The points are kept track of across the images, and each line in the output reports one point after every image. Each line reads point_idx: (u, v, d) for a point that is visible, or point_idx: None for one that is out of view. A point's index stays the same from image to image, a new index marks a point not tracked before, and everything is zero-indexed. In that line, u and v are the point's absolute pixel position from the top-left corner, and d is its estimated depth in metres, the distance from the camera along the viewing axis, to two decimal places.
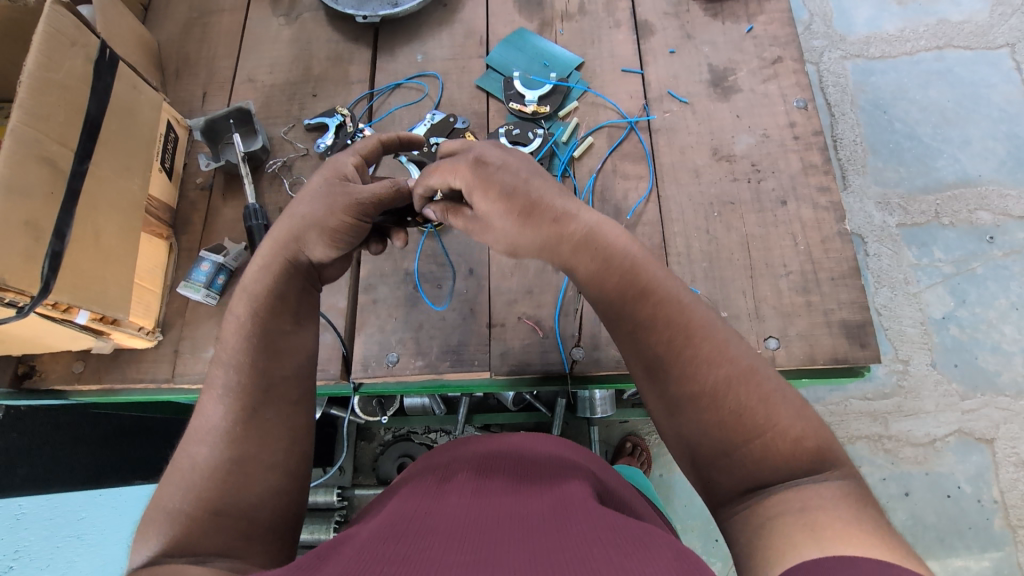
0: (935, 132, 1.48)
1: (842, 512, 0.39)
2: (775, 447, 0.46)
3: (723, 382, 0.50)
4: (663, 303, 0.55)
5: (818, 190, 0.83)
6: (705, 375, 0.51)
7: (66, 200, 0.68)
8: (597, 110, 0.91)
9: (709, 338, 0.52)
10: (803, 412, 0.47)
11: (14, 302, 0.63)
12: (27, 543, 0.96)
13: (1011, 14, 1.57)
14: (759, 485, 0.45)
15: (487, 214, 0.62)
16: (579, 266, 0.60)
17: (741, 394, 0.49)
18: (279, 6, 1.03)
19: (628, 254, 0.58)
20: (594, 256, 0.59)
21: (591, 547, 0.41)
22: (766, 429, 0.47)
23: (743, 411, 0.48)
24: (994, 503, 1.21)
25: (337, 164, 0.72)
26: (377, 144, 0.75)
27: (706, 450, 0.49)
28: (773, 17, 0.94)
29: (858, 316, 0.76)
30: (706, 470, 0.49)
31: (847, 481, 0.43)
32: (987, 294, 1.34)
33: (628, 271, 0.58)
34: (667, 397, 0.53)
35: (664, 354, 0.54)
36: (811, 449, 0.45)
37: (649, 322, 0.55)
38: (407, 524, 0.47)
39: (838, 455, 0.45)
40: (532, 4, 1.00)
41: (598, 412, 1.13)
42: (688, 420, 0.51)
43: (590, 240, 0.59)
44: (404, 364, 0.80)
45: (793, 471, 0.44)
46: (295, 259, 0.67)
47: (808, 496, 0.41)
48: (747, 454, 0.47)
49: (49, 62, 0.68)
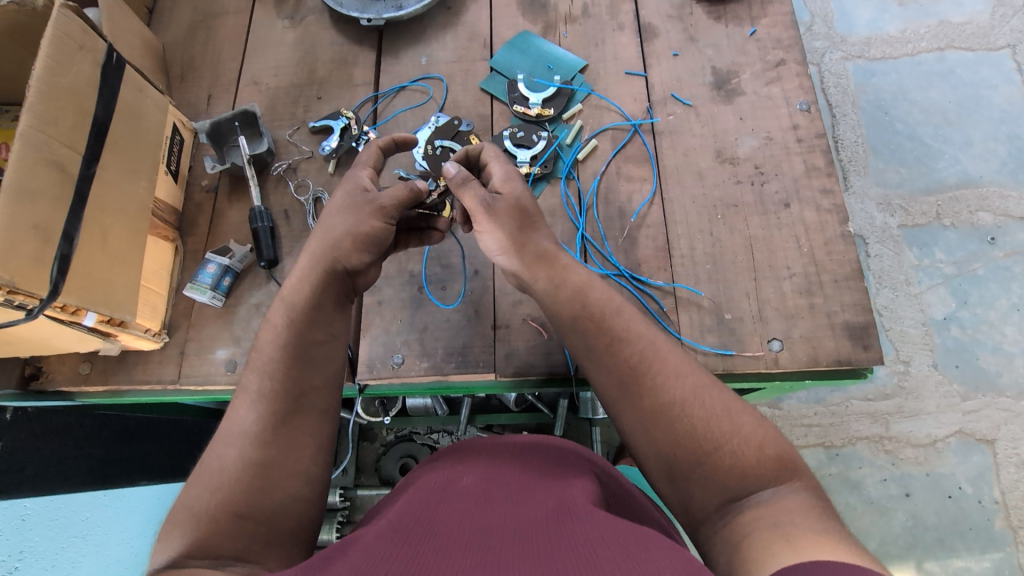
0: (936, 134, 1.49)
1: (811, 523, 0.44)
2: (742, 455, 0.51)
3: (690, 393, 0.56)
4: (634, 321, 0.63)
5: (821, 192, 0.84)
6: (674, 386, 0.56)
7: (74, 203, 0.69)
8: (600, 112, 0.92)
9: (671, 355, 0.59)
10: (763, 423, 0.53)
11: (24, 304, 0.64)
12: (31, 544, 0.90)
13: (1012, 15, 1.57)
14: (733, 496, 0.50)
15: (511, 197, 0.71)
16: (560, 288, 0.67)
17: (706, 403, 0.55)
18: (283, 9, 1.03)
19: (603, 288, 0.66)
20: (571, 282, 0.67)
21: (593, 549, 0.41)
22: (732, 437, 0.52)
23: (711, 419, 0.53)
24: (995, 504, 1.22)
25: (351, 177, 0.74)
26: (378, 151, 0.77)
27: (683, 459, 0.53)
28: (777, 19, 0.95)
29: (861, 318, 0.77)
30: (681, 481, 0.53)
31: (810, 494, 0.48)
32: (988, 295, 1.34)
33: (602, 298, 0.65)
34: (640, 407, 0.57)
35: (638, 366, 0.59)
36: (774, 455, 0.51)
37: (623, 338, 0.62)
38: (413, 529, 0.46)
39: (797, 465, 0.51)
40: (536, 7, 1.00)
41: (600, 412, 1.14)
42: (660, 432, 0.55)
43: (572, 267, 0.68)
44: (410, 365, 0.80)
45: (760, 476, 0.49)
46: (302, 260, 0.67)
47: (780, 509, 0.46)
48: (718, 460, 0.51)
49: (57, 66, 0.68)
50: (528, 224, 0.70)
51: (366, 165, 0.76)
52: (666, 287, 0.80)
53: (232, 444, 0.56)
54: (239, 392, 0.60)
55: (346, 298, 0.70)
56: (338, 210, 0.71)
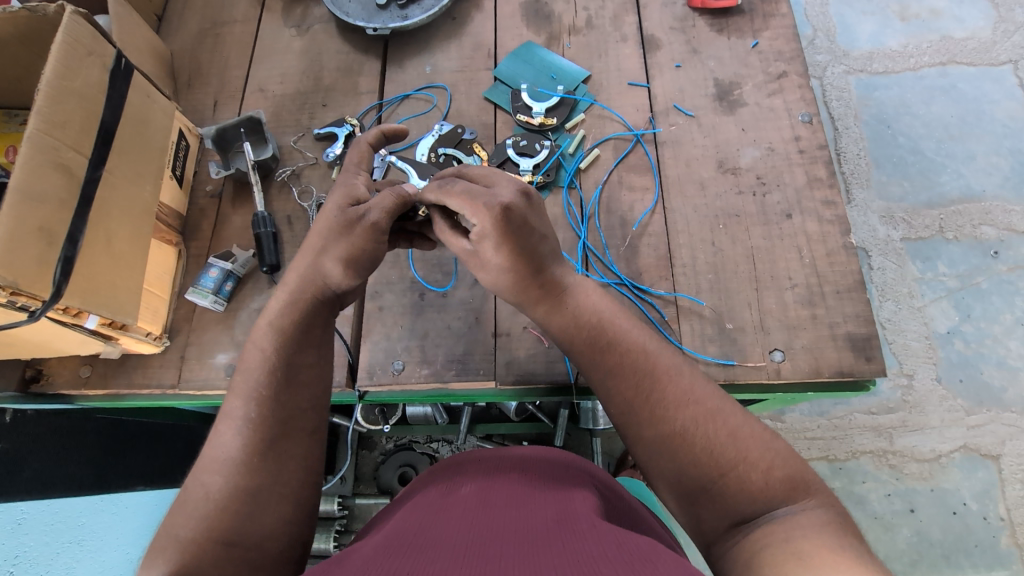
0: (939, 147, 1.49)
1: (824, 539, 0.42)
2: (749, 480, 0.50)
3: (690, 422, 0.54)
4: (631, 350, 0.61)
5: (824, 203, 0.84)
6: (675, 416, 0.55)
7: (79, 206, 0.69)
8: (603, 122, 0.92)
9: (673, 381, 0.57)
10: (771, 444, 0.52)
11: (26, 306, 0.64)
12: (27, 548, 0.90)
13: (1014, 31, 1.58)
14: (741, 518, 0.48)
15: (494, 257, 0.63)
16: (553, 324, 0.65)
17: (709, 431, 0.53)
18: (290, 17, 1.04)
19: (597, 311, 0.64)
20: (568, 314, 0.65)
21: (597, 561, 0.41)
22: (738, 463, 0.51)
23: (714, 446, 0.52)
24: (1001, 520, 1.20)
25: (349, 186, 0.72)
26: (367, 149, 0.76)
27: (687, 487, 0.52)
28: (779, 33, 0.95)
29: (863, 329, 0.76)
30: (690, 507, 0.52)
31: (825, 509, 0.46)
32: (992, 309, 1.34)
33: (595, 326, 0.63)
34: (642, 440, 0.56)
35: (635, 399, 0.58)
36: (783, 477, 0.49)
37: (616, 370, 0.60)
38: (410, 541, 0.46)
39: (808, 484, 0.49)
40: (541, 18, 1.01)
41: (601, 423, 1.13)
42: (664, 459, 0.54)
43: (569, 296, 0.65)
44: (410, 372, 0.80)
45: (769, 500, 0.48)
46: (304, 264, 0.68)
47: (791, 526, 0.45)
48: (725, 487, 0.50)
49: (66, 71, 0.69)
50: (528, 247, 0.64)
51: (360, 172, 0.74)
52: (667, 296, 0.80)
53: (232, 446, 0.57)
54: (239, 394, 0.60)
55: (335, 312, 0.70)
56: (332, 207, 0.70)
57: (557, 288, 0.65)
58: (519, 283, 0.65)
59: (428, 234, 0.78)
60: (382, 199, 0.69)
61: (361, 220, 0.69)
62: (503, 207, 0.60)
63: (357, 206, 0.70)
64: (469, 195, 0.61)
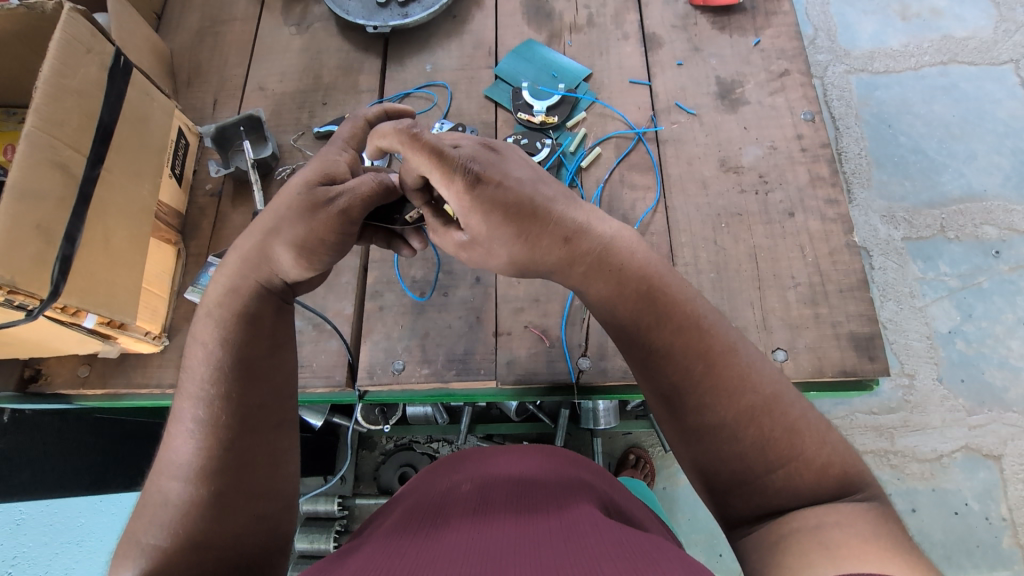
0: (941, 147, 1.48)
1: (860, 527, 0.42)
2: (798, 478, 0.48)
3: (743, 414, 0.50)
4: (683, 329, 0.55)
5: (826, 202, 0.83)
6: (724, 406, 0.51)
7: (78, 205, 0.69)
8: (604, 121, 0.92)
9: (728, 364, 0.53)
10: (828, 438, 0.49)
11: (24, 305, 0.64)
12: (25, 548, 1.04)
13: (1014, 31, 1.58)
14: (776, 510, 0.47)
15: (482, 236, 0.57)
16: (591, 289, 0.60)
17: (764, 425, 0.50)
18: (290, 15, 1.04)
19: (644, 275, 0.58)
20: (608, 279, 0.58)
21: (602, 559, 0.41)
22: (791, 459, 0.48)
23: (766, 440, 0.49)
24: (1003, 521, 1.20)
25: (321, 162, 0.65)
26: (364, 125, 0.68)
27: (726, 477, 0.50)
28: (781, 31, 0.95)
29: (866, 328, 0.76)
30: (722, 495, 0.51)
31: (873, 502, 0.46)
32: (994, 309, 1.33)
33: (644, 294, 0.57)
34: (683, 424, 0.53)
35: (681, 385, 0.54)
36: (836, 477, 0.47)
37: (666, 350, 0.55)
38: (411, 541, 0.47)
39: (862, 479, 0.48)
40: (542, 17, 1.01)
41: (601, 423, 1.13)
42: (704, 448, 0.52)
43: (602, 261, 0.58)
44: (410, 372, 0.80)
45: (817, 497, 0.47)
46: (250, 243, 0.61)
47: (828, 511, 0.44)
48: (769, 483, 0.48)
49: (63, 69, 0.69)
50: (529, 220, 0.56)
51: (344, 150, 0.67)
52: None
53: None
54: (201, 391, 0.55)
55: (285, 300, 0.64)
56: (294, 189, 0.62)
57: (582, 244, 0.58)
58: (531, 255, 0.58)
59: (411, 239, 0.72)
60: (359, 183, 0.61)
61: (328, 204, 0.60)
62: (476, 171, 0.53)
63: (330, 186, 0.62)
64: (438, 155, 0.53)
